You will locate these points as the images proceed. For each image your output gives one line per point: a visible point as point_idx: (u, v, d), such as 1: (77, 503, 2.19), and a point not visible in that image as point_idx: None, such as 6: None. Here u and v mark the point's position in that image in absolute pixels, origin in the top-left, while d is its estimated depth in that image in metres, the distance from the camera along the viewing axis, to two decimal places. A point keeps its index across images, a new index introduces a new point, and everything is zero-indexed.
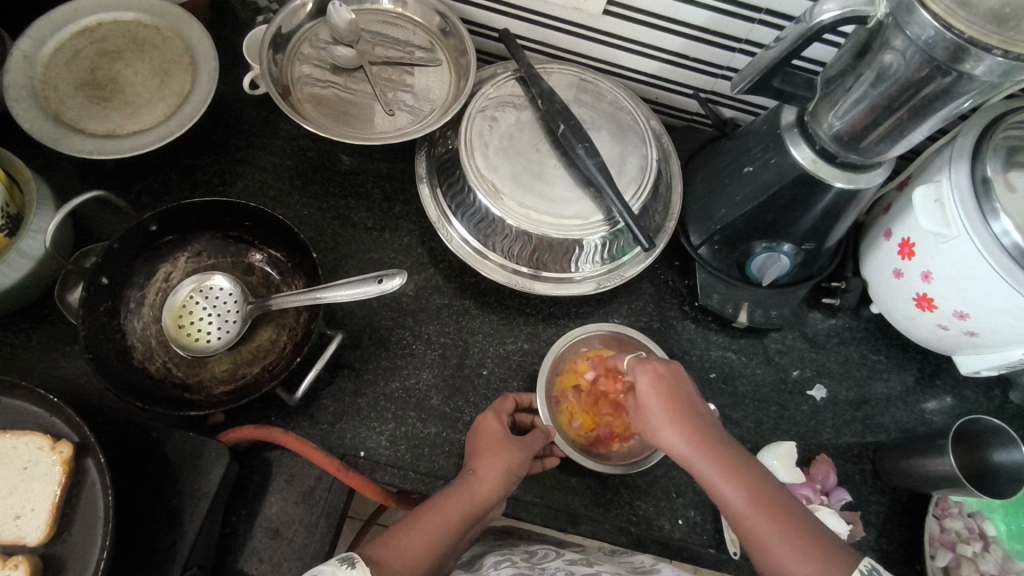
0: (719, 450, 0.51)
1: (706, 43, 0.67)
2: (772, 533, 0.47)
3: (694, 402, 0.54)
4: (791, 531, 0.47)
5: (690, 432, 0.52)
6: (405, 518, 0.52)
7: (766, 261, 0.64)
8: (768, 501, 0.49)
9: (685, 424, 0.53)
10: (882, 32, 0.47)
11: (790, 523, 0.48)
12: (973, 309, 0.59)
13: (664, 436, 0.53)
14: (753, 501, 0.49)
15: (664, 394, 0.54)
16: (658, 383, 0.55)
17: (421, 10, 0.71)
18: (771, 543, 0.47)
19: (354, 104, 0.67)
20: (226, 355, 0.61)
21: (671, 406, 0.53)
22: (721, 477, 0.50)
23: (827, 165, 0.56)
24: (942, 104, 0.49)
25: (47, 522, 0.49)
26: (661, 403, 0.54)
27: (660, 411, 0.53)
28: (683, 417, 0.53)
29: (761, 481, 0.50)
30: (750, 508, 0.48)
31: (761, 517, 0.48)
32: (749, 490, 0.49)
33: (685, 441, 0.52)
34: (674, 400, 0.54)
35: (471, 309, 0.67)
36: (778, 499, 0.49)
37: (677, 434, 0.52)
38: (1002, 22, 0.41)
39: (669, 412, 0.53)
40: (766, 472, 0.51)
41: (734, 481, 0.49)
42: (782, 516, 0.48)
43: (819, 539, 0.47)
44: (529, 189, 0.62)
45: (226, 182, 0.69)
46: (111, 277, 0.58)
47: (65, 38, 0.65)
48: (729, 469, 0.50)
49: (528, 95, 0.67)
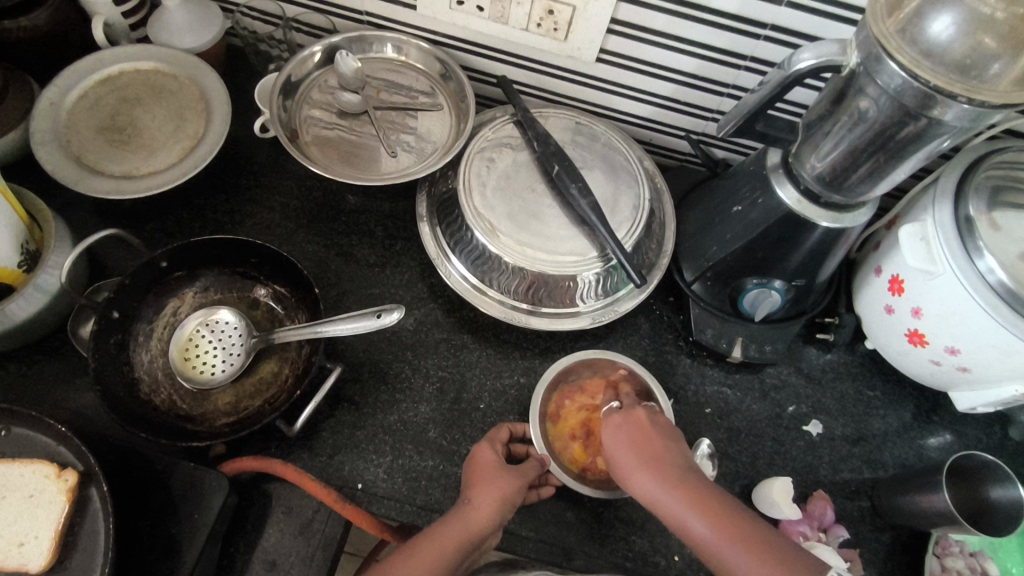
0: (690, 487, 0.53)
1: (696, 88, 0.70)
2: (742, 560, 0.48)
3: (658, 440, 0.57)
4: (761, 557, 0.48)
5: (656, 472, 0.54)
6: (403, 548, 0.53)
7: (758, 296, 0.65)
8: (737, 529, 0.50)
9: (649, 466, 0.55)
10: (856, 80, 0.50)
11: (756, 546, 0.48)
12: (964, 344, 0.59)
13: (636, 481, 0.55)
14: (719, 531, 0.50)
15: (632, 442, 0.57)
16: (623, 432, 0.58)
17: (423, 58, 0.74)
18: (740, 571, 0.48)
19: (359, 147, 0.70)
20: (229, 388, 0.63)
21: (639, 449, 0.56)
22: (690, 515, 0.51)
23: (812, 205, 0.58)
24: (918, 146, 0.51)
25: (49, 549, 0.50)
26: (629, 448, 0.57)
27: (628, 456, 0.56)
28: (652, 459, 0.55)
29: (728, 511, 0.51)
30: (716, 539, 0.49)
31: (731, 544, 0.49)
32: (719, 522, 0.50)
33: (656, 486, 0.54)
34: (643, 444, 0.57)
35: (469, 342, 0.69)
36: (744, 526, 0.50)
37: (647, 478, 0.54)
38: (965, 71, 0.43)
39: (636, 459, 0.56)
40: (737, 504, 0.52)
41: (703, 517, 0.51)
42: (748, 541, 0.49)
43: (788, 559, 0.48)
44: (526, 227, 0.65)
45: (236, 220, 0.72)
46: (121, 310, 0.60)
47: (89, 86, 0.69)
48: (699, 504, 0.51)
49: (525, 137, 0.70)
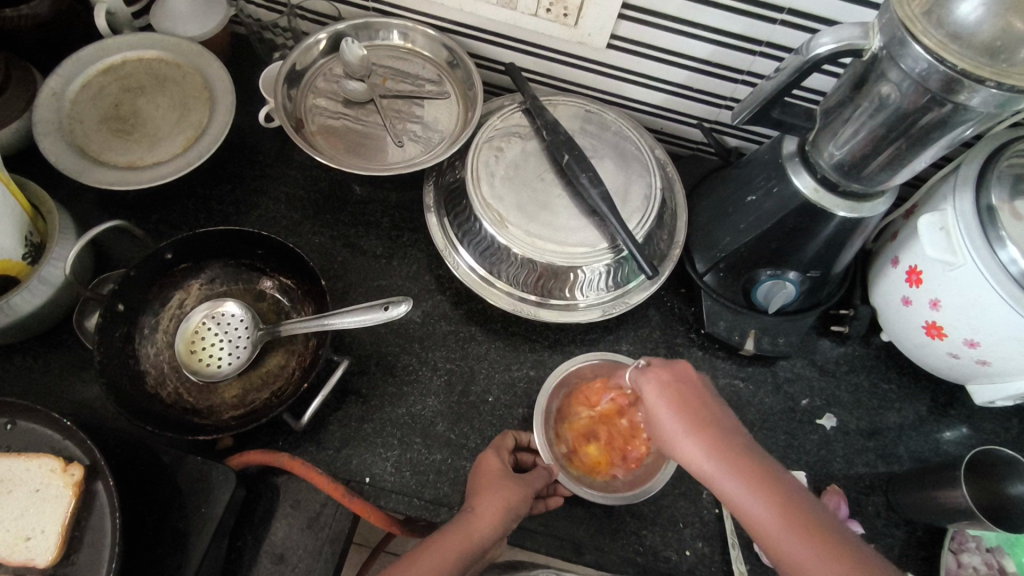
0: (746, 460, 0.50)
1: (708, 75, 0.68)
2: (799, 546, 0.47)
3: (706, 406, 0.54)
4: (821, 543, 0.47)
5: (707, 439, 0.51)
6: (405, 557, 0.53)
7: (772, 287, 0.63)
8: (792, 508, 0.48)
9: (699, 433, 0.52)
10: (878, 64, 0.48)
11: (817, 532, 0.47)
12: (984, 337, 0.58)
13: (685, 450, 0.52)
14: (778, 512, 0.48)
15: (676, 405, 0.54)
16: (666, 393, 0.54)
17: (430, 46, 0.73)
18: (798, 555, 0.46)
19: (365, 136, 0.69)
20: (236, 380, 0.62)
21: (686, 412, 0.53)
22: (746, 490, 0.49)
23: (829, 194, 0.56)
24: (941, 133, 0.50)
25: (57, 544, 0.50)
26: (677, 413, 0.53)
27: (674, 418, 0.53)
28: (699, 425, 0.52)
29: (784, 491, 0.49)
30: (772, 520, 0.48)
31: (789, 528, 0.47)
32: (776, 503, 0.48)
33: (703, 453, 0.51)
34: (690, 409, 0.53)
35: (477, 335, 0.68)
36: (802, 506, 0.49)
37: (698, 448, 0.51)
38: (994, 54, 0.41)
39: (685, 424, 0.52)
40: (787, 479, 0.50)
41: (759, 494, 0.49)
42: (805, 524, 0.47)
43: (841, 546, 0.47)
44: (535, 218, 0.64)
45: (241, 211, 0.71)
46: (127, 303, 0.59)
47: (91, 75, 0.68)
48: (754, 483, 0.49)
49: (534, 125, 0.69)
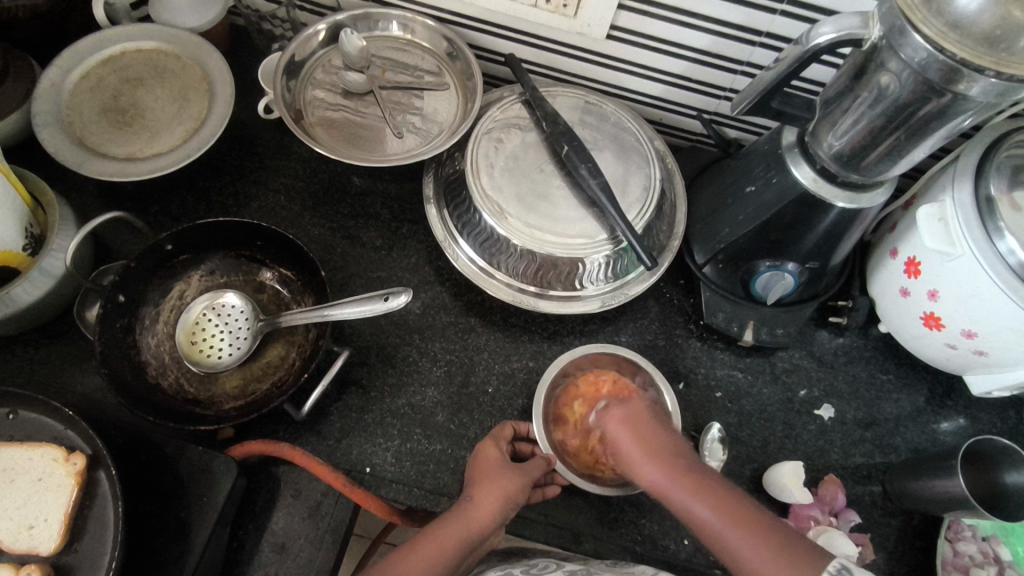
0: (695, 476, 0.53)
1: (708, 66, 0.68)
2: (742, 545, 0.48)
3: (662, 434, 0.57)
4: (767, 543, 0.47)
5: (658, 460, 0.55)
6: (405, 545, 0.53)
7: (771, 279, 0.64)
8: (738, 513, 0.50)
9: (653, 455, 0.55)
10: (877, 54, 0.48)
11: (763, 532, 0.48)
12: (981, 327, 0.58)
13: (642, 471, 0.56)
14: (723, 516, 0.49)
15: (631, 434, 0.58)
16: (624, 424, 0.59)
17: (429, 36, 0.73)
18: (744, 555, 0.47)
19: (364, 128, 0.69)
20: (236, 372, 0.62)
21: (640, 440, 0.57)
22: (695, 499, 0.51)
23: (828, 184, 0.57)
24: (940, 124, 0.50)
25: (59, 533, 0.50)
26: (630, 441, 0.57)
27: (629, 446, 0.57)
28: (652, 449, 0.56)
29: (729, 496, 0.51)
30: (720, 524, 0.49)
31: (735, 529, 0.48)
32: (720, 506, 0.50)
33: (656, 472, 0.55)
34: (644, 436, 0.57)
35: (476, 326, 0.68)
36: (751, 512, 0.50)
37: (651, 468, 0.55)
38: (994, 44, 0.41)
39: (639, 449, 0.56)
40: (737, 490, 0.52)
41: (707, 501, 0.51)
42: (749, 524, 0.49)
43: (789, 544, 0.47)
44: (535, 209, 0.64)
45: (241, 203, 0.71)
46: (127, 294, 0.59)
47: (90, 66, 0.68)
48: (700, 491, 0.52)
49: (534, 117, 0.69)
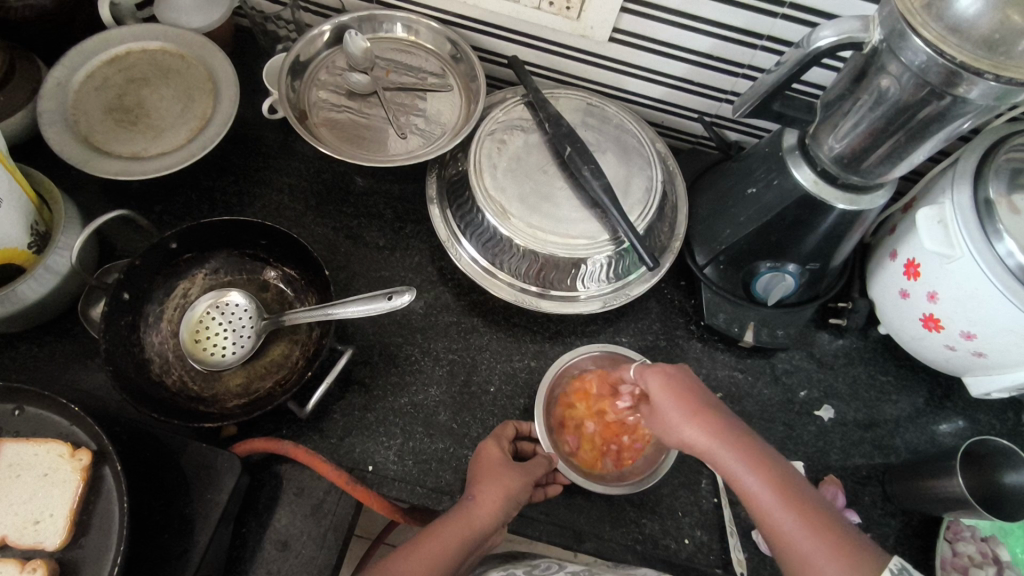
0: (747, 446, 0.52)
1: (709, 68, 0.69)
2: (794, 521, 0.48)
3: (707, 398, 0.56)
4: (818, 527, 0.48)
5: (706, 424, 0.54)
6: (407, 543, 0.54)
7: (771, 280, 0.64)
8: (791, 493, 0.50)
9: (700, 419, 0.54)
10: (878, 57, 0.49)
11: (816, 517, 0.49)
12: (980, 329, 0.58)
13: (683, 433, 0.54)
14: (778, 494, 0.50)
15: (676, 392, 0.56)
16: (668, 381, 0.57)
17: (433, 38, 0.73)
18: (796, 536, 0.48)
19: (367, 128, 0.70)
20: (239, 370, 0.63)
21: (686, 402, 0.55)
22: (746, 471, 0.51)
23: (828, 186, 0.57)
24: (939, 126, 0.50)
25: (65, 527, 0.51)
26: (675, 400, 0.56)
27: (673, 405, 0.55)
28: (701, 413, 0.54)
29: (781, 470, 0.51)
30: (773, 502, 0.49)
31: (788, 509, 0.49)
32: (773, 481, 0.50)
33: (704, 436, 0.53)
34: (690, 396, 0.56)
35: (479, 326, 0.68)
36: (802, 494, 0.50)
37: (701, 433, 0.53)
38: (992, 47, 0.42)
39: (685, 411, 0.55)
40: (783, 462, 0.53)
41: (759, 475, 0.51)
42: (801, 502, 0.49)
43: (837, 529, 0.48)
44: (537, 210, 0.64)
45: (245, 203, 0.71)
46: (132, 292, 0.60)
47: (95, 66, 0.69)
48: (752, 462, 0.51)
49: (536, 118, 0.69)
